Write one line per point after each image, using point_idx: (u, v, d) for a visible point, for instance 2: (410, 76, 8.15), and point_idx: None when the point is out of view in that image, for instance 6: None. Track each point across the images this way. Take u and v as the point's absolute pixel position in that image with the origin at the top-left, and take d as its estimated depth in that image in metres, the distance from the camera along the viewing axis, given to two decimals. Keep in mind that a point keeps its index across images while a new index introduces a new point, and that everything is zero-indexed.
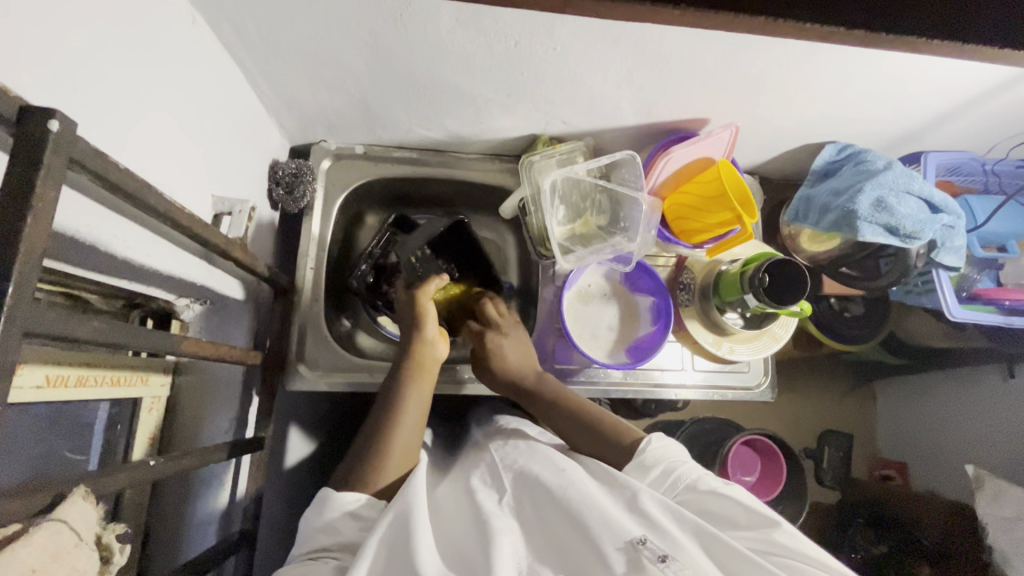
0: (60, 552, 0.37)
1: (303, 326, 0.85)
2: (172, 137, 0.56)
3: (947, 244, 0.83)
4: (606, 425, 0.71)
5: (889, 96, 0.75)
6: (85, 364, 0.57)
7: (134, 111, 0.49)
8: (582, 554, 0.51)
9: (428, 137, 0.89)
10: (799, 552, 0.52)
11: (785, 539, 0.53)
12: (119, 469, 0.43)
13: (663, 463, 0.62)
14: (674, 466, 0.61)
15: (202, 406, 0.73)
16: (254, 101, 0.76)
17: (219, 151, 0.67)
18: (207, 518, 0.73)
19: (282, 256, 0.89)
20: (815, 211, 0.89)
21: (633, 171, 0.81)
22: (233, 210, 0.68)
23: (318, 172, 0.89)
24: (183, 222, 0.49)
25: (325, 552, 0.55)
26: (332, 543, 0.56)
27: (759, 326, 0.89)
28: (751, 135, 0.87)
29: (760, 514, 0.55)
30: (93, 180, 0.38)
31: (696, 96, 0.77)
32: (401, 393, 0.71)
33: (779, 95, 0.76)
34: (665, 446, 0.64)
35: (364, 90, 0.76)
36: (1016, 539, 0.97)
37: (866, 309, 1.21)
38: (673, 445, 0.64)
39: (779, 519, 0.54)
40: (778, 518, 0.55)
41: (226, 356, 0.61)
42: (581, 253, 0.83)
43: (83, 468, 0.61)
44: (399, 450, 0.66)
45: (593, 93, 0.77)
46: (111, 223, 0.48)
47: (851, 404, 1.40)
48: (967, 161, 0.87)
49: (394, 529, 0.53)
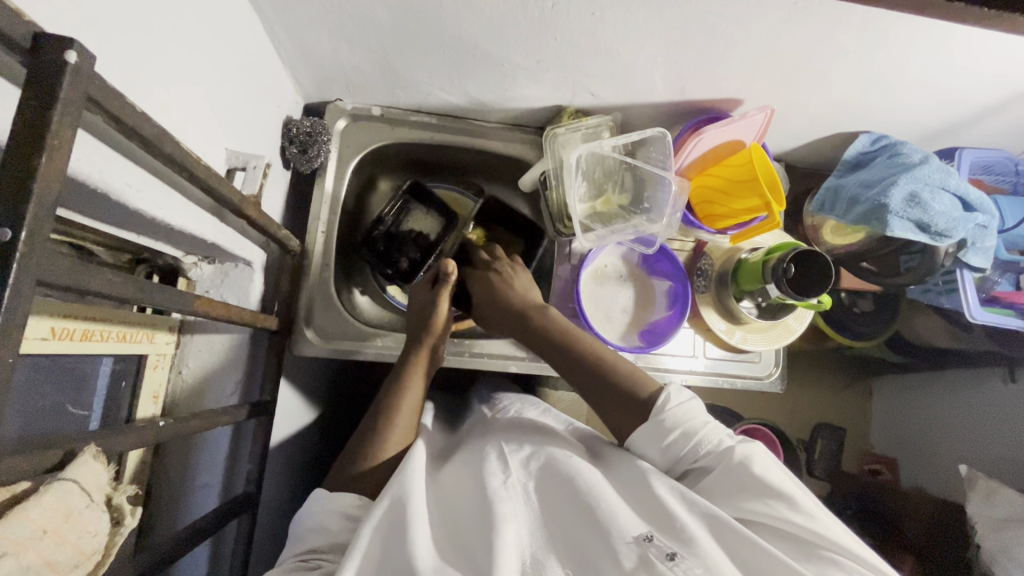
0: (72, 514, 0.36)
1: (312, 291, 0.83)
2: (187, 82, 0.53)
3: (977, 243, 0.81)
4: (622, 379, 0.69)
5: (934, 85, 0.72)
6: (92, 319, 0.55)
7: (150, 51, 0.46)
8: (592, 550, 0.50)
9: (449, 101, 0.85)
10: (813, 531, 0.50)
11: (800, 519, 0.51)
12: (128, 428, 0.41)
13: (681, 425, 0.61)
14: (694, 429, 0.61)
15: (205, 367, 0.71)
16: (271, 51, 0.72)
17: (231, 101, 0.63)
18: (208, 482, 0.72)
19: (292, 217, 0.86)
20: (842, 202, 0.86)
21: (662, 149, 0.78)
22: (247, 165, 0.66)
23: (333, 132, 0.86)
24: (197, 172, 0.46)
25: (315, 554, 0.53)
26: (322, 544, 0.54)
27: (774, 317, 0.89)
28: (786, 119, 0.83)
29: (769, 485, 0.54)
30: (108, 121, 0.36)
31: (734, 74, 0.73)
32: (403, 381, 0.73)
33: (820, 77, 0.73)
34: (684, 403, 0.63)
35: (387, 46, 0.72)
36: (1004, 539, 0.94)
37: (876, 305, 1.20)
38: (695, 404, 0.63)
39: (795, 496, 0.53)
40: (794, 494, 0.53)
41: (238, 317, 0.59)
42: (601, 231, 0.80)
43: (85, 425, 0.59)
44: (400, 430, 0.68)
45: (628, 65, 0.74)
46: (125, 170, 0.45)
47: (847, 399, 1.44)
48: (1001, 160, 0.85)
49: (388, 519, 0.52)
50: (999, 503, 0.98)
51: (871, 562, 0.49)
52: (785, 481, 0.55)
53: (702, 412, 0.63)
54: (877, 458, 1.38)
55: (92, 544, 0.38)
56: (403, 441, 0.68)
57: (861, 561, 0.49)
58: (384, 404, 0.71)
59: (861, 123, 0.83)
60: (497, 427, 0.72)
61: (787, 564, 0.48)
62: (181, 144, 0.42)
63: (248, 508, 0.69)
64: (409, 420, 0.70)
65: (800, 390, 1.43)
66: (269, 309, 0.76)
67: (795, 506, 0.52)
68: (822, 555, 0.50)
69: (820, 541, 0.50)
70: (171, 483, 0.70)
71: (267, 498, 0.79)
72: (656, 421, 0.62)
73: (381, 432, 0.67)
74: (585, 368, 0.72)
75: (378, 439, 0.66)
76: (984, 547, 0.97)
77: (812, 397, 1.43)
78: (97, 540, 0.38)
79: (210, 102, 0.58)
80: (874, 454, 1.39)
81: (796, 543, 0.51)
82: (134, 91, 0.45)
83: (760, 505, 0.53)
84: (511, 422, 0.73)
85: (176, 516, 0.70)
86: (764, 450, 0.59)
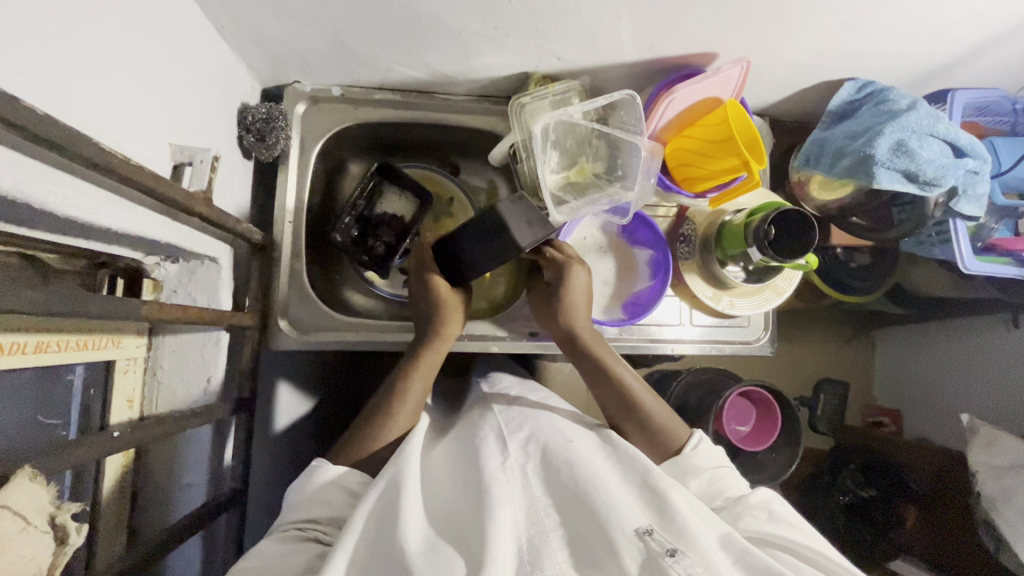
0: (4, 539, 0.34)
1: (285, 283, 0.81)
2: (112, 77, 0.50)
3: (968, 191, 0.77)
4: (653, 418, 0.69)
5: (923, 22, 0.67)
6: (44, 330, 0.54)
7: (62, 46, 0.43)
8: (591, 542, 0.50)
9: (411, 76, 0.81)
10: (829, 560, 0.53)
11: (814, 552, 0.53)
12: (73, 445, 0.40)
13: (705, 468, 0.63)
14: (711, 471, 0.63)
15: (179, 369, 0.70)
16: (214, 34, 0.68)
17: (171, 93, 0.60)
18: (193, 481, 0.72)
19: (259, 208, 0.84)
20: (828, 155, 0.82)
21: (633, 113, 0.75)
22: (194, 160, 0.63)
23: (293, 117, 0.83)
24: (128, 173, 0.44)
25: (313, 524, 0.54)
26: (321, 516, 0.55)
27: (759, 281, 0.86)
28: (765, 71, 0.79)
29: (787, 520, 0.56)
30: (7, 129, 0.33)
31: (705, 26, 0.69)
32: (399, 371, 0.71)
33: (799, 23, 0.68)
34: (711, 451, 0.66)
35: (336, 22, 0.68)
36: (1005, 486, 0.94)
37: (873, 258, 1.16)
38: (719, 452, 0.67)
39: (809, 532, 0.56)
40: (808, 531, 0.56)
41: (198, 318, 0.57)
42: (576, 203, 0.76)
43: (60, 433, 0.59)
44: (400, 421, 0.67)
45: (592, 24, 0.69)
46: (47, 177, 0.43)
47: (853, 351, 1.40)
48: (997, 100, 0.81)
49: (383, 502, 0.52)
50: (1001, 451, 0.98)
51: None
52: (798, 520, 0.57)
53: (724, 461, 0.66)
54: (884, 411, 1.36)
55: (32, 566, 0.36)
56: (408, 422, 0.68)
57: None
58: (387, 387, 0.71)
59: (846, 70, 0.78)
60: (494, 405, 0.72)
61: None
62: (102, 146, 0.40)
63: (236, 504, 0.70)
64: (412, 405, 0.69)
65: (801, 347, 1.40)
66: (241, 304, 0.75)
67: (811, 539, 0.55)
68: None
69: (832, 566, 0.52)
70: (156, 485, 0.71)
71: (255, 493, 0.79)
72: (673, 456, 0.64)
73: (388, 411, 0.67)
74: (617, 394, 0.72)
75: (372, 435, 0.65)
76: (985, 495, 0.97)
77: (814, 354, 1.40)
78: (37, 563, 0.36)
79: (145, 97, 0.55)
80: (880, 407, 1.38)
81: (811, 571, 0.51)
82: (46, 91, 0.42)
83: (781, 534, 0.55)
84: (512, 400, 0.72)
85: (162, 517, 0.70)
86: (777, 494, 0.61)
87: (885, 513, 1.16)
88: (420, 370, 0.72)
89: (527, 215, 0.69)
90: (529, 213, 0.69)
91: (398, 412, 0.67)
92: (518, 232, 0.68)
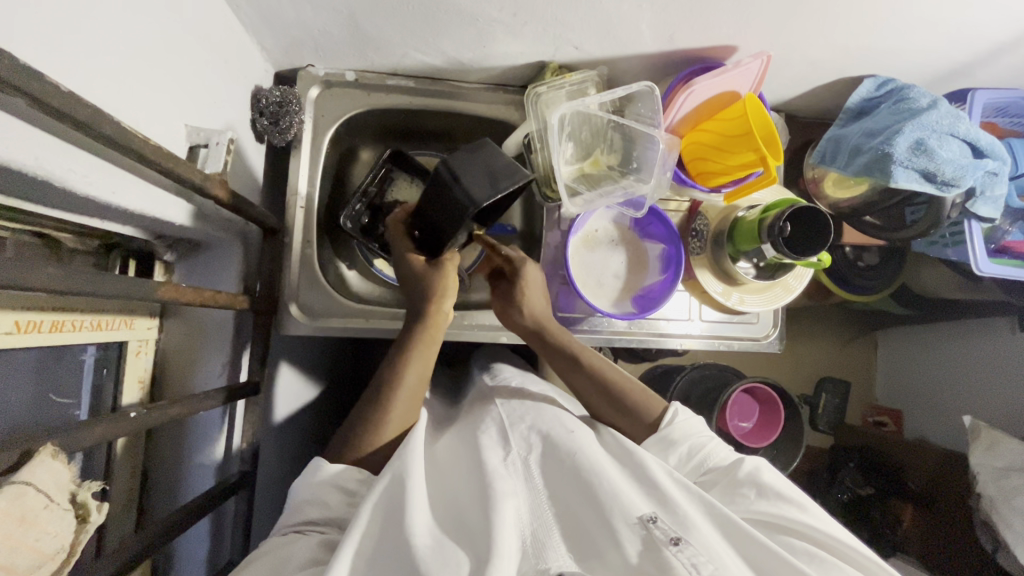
0: (26, 517, 0.36)
1: (296, 268, 0.81)
2: (128, 56, 0.49)
3: (986, 192, 0.77)
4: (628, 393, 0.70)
5: (946, 20, 0.67)
6: (59, 309, 0.54)
7: (81, 24, 0.42)
8: (595, 533, 0.50)
9: (425, 62, 0.81)
10: (823, 533, 0.53)
11: (809, 521, 0.54)
12: (94, 422, 0.40)
13: (689, 441, 0.64)
14: (700, 444, 0.64)
15: (191, 350, 0.71)
16: (229, 16, 0.67)
17: (186, 73, 0.60)
18: (204, 461, 0.71)
19: (270, 192, 0.84)
20: (845, 152, 0.82)
21: (650, 104, 0.74)
22: (209, 141, 0.62)
23: (306, 101, 0.82)
24: (146, 153, 0.44)
25: (312, 525, 0.54)
26: (319, 517, 0.54)
27: (772, 276, 0.86)
28: (785, 65, 0.78)
29: (778, 491, 0.57)
30: (31, 105, 0.33)
31: (726, 18, 0.68)
32: (401, 359, 0.69)
33: (821, 18, 0.67)
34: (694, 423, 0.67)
35: (354, 8, 0.68)
36: (1006, 487, 0.94)
37: (881, 259, 1.16)
38: (700, 422, 0.67)
39: (804, 503, 0.56)
40: (803, 501, 0.57)
41: (212, 301, 0.57)
42: (589, 194, 0.77)
43: (74, 414, 0.59)
44: (397, 416, 0.65)
45: (612, 14, 0.68)
46: (63, 153, 0.43)
47: (852, 352, 1.42)
48: (1017, 101, 0.80)
49: (387, 494, 0.52)
50: (1003, 452, 0.98)
51: (869, 555, 0.52)
52: (791, 491, 0.58)
53: (706, 429, 0.66)
54: (882, 410, 1.38)
55: (54, 544, 0.38)
56: (403, 422, 0.65)
57: (861, 556, 0.52)
58: (385, 376, 0.67)
59: (866, 67, 0.78)
60: (496, 398, 0.71)
61: (795, 564, 0.48)
62: (122, 124, 0.40)
63: (245, 486, 0.70)
64: (408, 397, 0.67)
65: (805, 345, 1.40)
66: (252, 288, 0.75)
67: (805, 510, 0.56)
68: (825, 558, 0.51)
69: (824, 538, 0.53)
70: (166, 465, 0.71)
71: (262, 476, 0.80)
72: (663, 437, 0.65)
73: (379, 421, 0.64)
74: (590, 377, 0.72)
75: (371, 424, 0.63)
76: (984, 496, 0.97)
77: (816, 353, 1.41)
78: (60, 540, 0.38)
79: (161, 77, 0.55)
80: (878, 406, 1.40)
81: (802, 547, 0.52)
82: (66, 68, 0.41)
83: (774, 508, 0.56)
84: (513, 391, 0.73)
85: (170, 498, 0.71)
86: (767, 462, 0.61)
87: (883, 514, 1.16)
88: (414, 357, 0.69)
89: (484, 170, 0.68)
90: (488, 169, 0.68)
91: (387, 420, 0.64)
92: (470, 185, 0.67)
